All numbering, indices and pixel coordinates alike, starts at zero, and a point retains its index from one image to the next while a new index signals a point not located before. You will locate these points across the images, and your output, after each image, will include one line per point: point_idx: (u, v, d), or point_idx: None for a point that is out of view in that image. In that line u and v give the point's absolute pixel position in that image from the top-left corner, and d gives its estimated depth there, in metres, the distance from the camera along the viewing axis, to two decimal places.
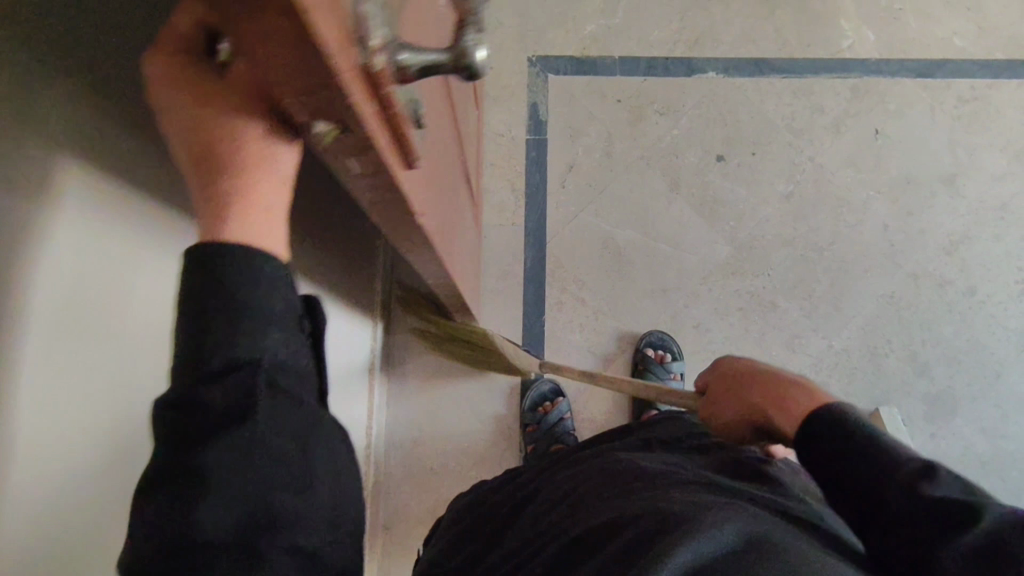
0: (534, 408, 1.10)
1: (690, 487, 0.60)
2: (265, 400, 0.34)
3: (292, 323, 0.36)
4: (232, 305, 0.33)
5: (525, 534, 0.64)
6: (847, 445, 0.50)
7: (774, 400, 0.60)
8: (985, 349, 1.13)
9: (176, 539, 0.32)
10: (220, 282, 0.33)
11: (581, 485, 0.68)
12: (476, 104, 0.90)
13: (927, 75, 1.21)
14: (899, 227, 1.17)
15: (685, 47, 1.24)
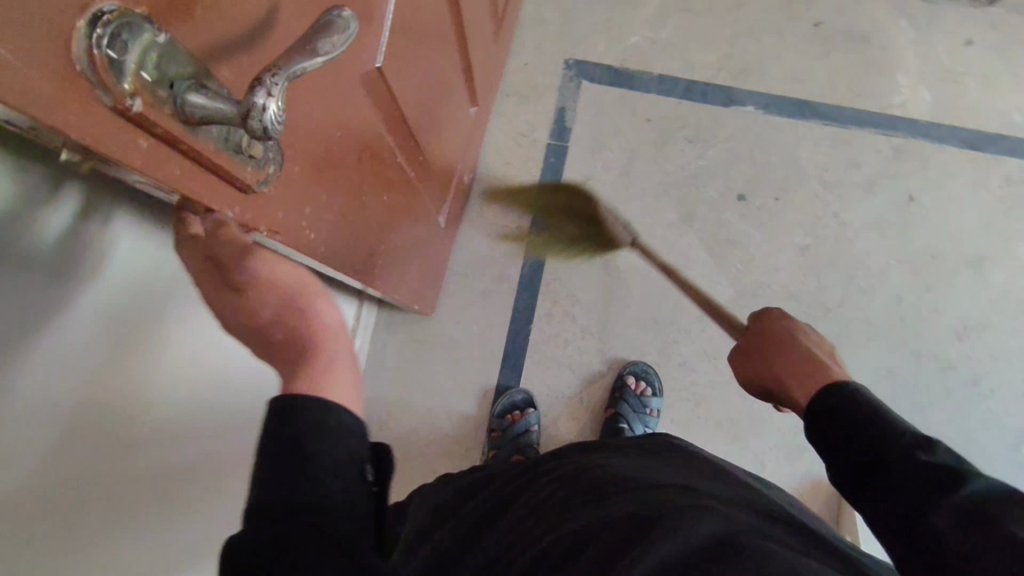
0: (502, 415, 1.09)
1: (664, 485, 0.60)
2: (325, 539, 0.37)
3: (355, 479, 0.41)
4: (317, 453, 0.39)
5: (500, 526, 0.62)
6: (851, 423, 0.51)
7: (800, 371, 0.58)
8: (975, 442, 1.08)
9: None
10: (302, 428, 0.40)
11: (555, 478, 0.67)
12: (458, 79, 0.84)
13: (977, 148, 1.15)
14: (913, 301, 1.12)
15: (728, 75, 1.19)
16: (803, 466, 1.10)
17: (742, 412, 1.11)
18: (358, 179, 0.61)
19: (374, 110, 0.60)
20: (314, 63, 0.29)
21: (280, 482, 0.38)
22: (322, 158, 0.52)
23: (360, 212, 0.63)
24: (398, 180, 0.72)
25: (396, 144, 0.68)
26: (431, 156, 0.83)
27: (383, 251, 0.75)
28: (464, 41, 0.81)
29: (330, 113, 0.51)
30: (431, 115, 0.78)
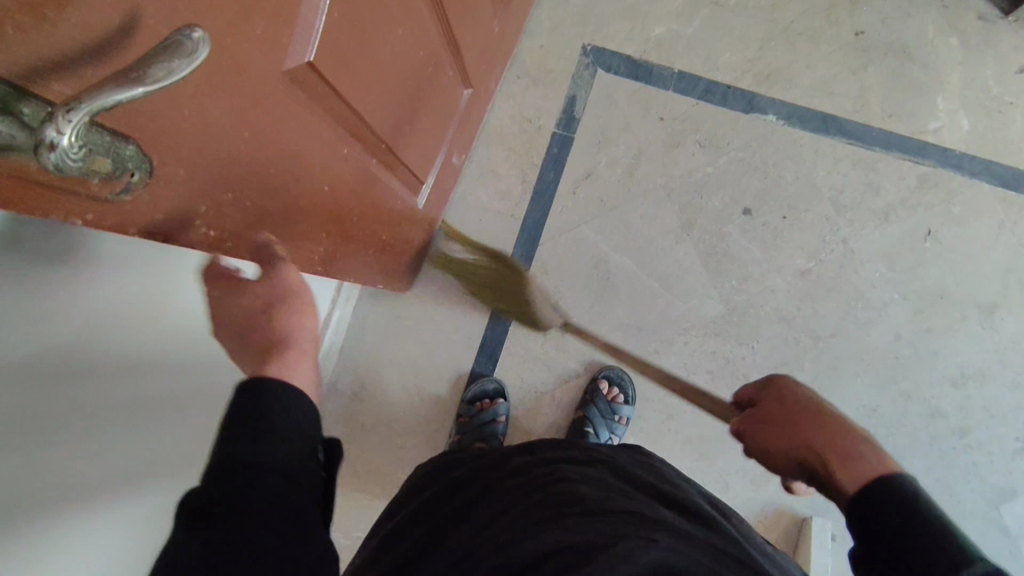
0: (471, 402, 1.09)
1: (622, 509, 0.56)
2: (265, 491, 0.40)
3: (306, 450, 0.44)
4: (272, 423, 0.43)
5: (454, 532, 0.59)
6: (908, 524, 0.41)
7: (838, 450, 0.48)
8: (953, 494, 1.05)
9: None
10: (260, 404, 0.43)
11: (517, 483, 0.64)
12: (441, 51, 0.81)
13: (1010, 187, 1.08)
14: (911, 341, 1.07)
15: (752, 79, 1.12)
16: (769, 494, 1.07)
17: (712, 432, 1.08)
18: (288, 172, 0.56)
19: (312, 103, 0.54)
20: (145, 90, 0.28)
21: (236, 449, 0.41)
22: (233, 152, 0.46)
23: (285, 201, 0.58)
24: (345, 168, 0.68)
25: (343, 132, 0.63)
26: (401, 141, 0.80)
27: (322, 235, 0.71)
28: (448, 19, 0.78)
29: (248, 110, 0.45)
30: (397, 102, 0.74)
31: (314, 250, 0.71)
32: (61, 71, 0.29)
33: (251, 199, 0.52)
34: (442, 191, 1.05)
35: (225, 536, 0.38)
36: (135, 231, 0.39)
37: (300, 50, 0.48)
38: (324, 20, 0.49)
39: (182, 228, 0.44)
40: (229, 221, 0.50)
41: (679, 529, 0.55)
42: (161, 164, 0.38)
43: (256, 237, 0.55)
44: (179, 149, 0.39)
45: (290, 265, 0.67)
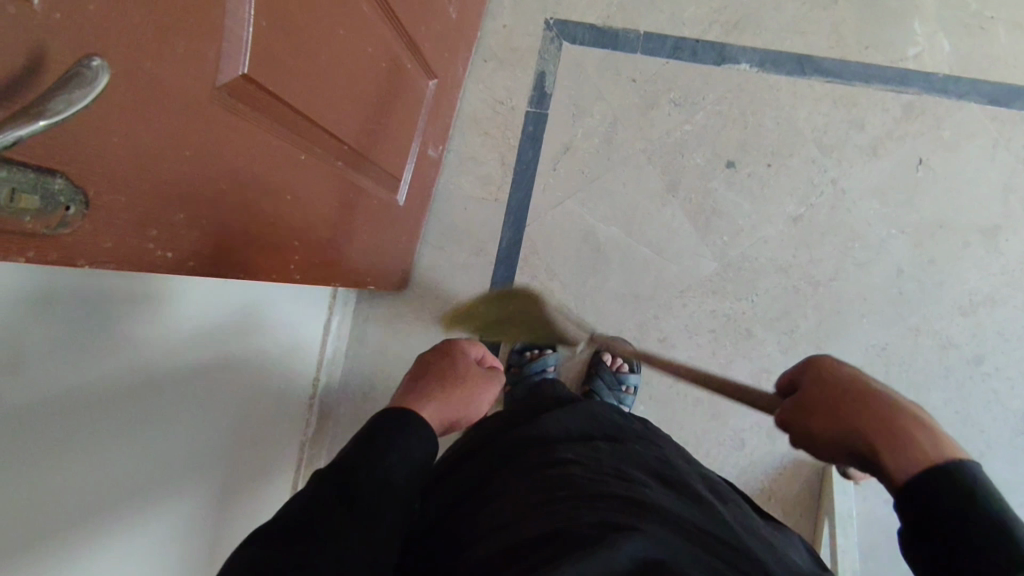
0: (523, 352, 1.10)
1: (613, 491, 0.58)
2: (373, 458, 0.61)
3: (419, 444, 0.66)
4: (394, 434, 0.65)
5: (458, 516, 0.62)
6: (971, 526, 0.41)
7: (898, 442, 0.46)
8: (974, 424, 1.03)
9: (310, 507, 0.56)
10: (390, 421, 0.66)
11: (513, 464, 0.66)
12: (395, 46, 0.80)
13: (1000, 104, 1.04)
14: (914, 275, 1.05)
15: (721, 30, 1.10)
16: (785, 446, 1.06)
17: (722, 390, 1.08)
18: (250, 192, 0.57)
19: (260, 123, 0.55)
20: (48, 122, 0.29)
21: (374, 443, 0.63)
22: (179, 182, 0.47)
23: (250, 218, 0.59)
24: (310, 174, 0.68)
25: (300, 139, 0.64)
26: (368, 140, 0.81)
27: (300, 244, 0.71)
28: (395, 13, 0.78)
29: (191, 133, 0.46)
30: (356, 102, 0.74)
31: (296, 260, 0.72)
32: None
33: (215, 221, 0.53)
34: (422, 185, 1.05)
35: (349, 487, 0.58)
36: (84, 261, 0.40)
37: (234, 64, 0.49)
38: (252, 30, 0.50)
39: (136, 257, 0.45)
40: (189, 248, 0.51)
41: (670, 512, 0.57)
42: (96, 195, 0.39)
43: (223, 259, 0.57)
44: (114, 182, 0.40)
45: (270, 279, 0.68)
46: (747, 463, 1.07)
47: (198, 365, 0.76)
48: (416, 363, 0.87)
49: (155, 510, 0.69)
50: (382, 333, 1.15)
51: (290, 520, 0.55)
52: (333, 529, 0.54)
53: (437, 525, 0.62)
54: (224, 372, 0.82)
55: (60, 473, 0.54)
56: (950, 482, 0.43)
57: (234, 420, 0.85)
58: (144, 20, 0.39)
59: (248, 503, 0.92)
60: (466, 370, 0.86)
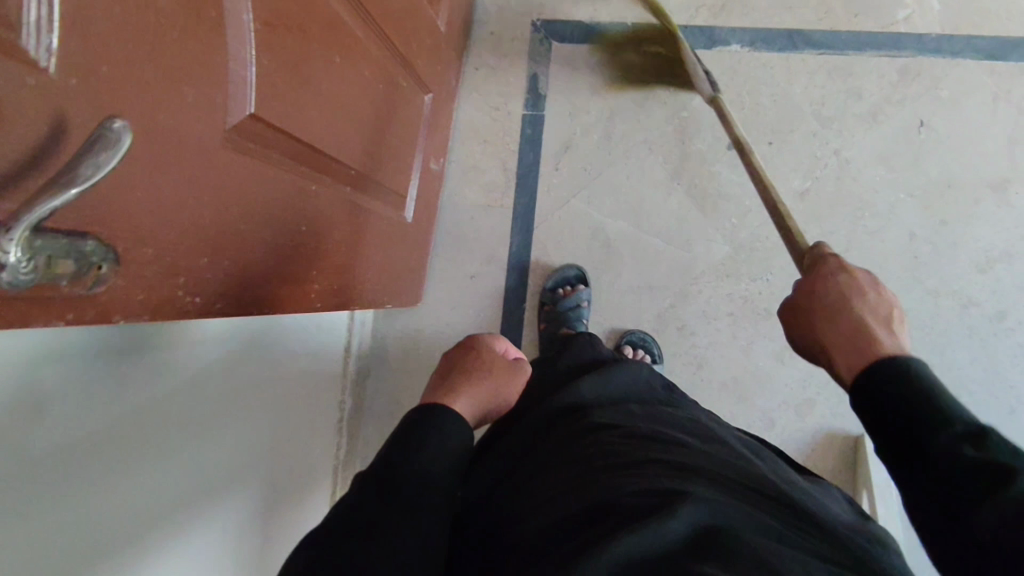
0: (554, 289, 1.09)
1: (651, 458, 0.59)
2: (410, 451, 0.61)
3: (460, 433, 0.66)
4: (429, 422, 0.65)
5: (500, 497, 0.63)
6: (899, 399, 0.46)
7: (850, 344, 0.52)
8: (1004, 380, 1.02)
9: (356, 513, 0.56)
10: (418, 416, 0.66)
11: (551, 440, 0.67)
12: (388, 64, 0.81)
13: (997, 57, 1.04)
14: (927, 238, 1.04)
15: (709, 13, 1.10)
16: (816, 421, 1.06)
17: (747, 372, 1.08)
18: (271, 213, 0.58)
19: (270, 146, 0.56)
20: (78, 188, 0.30)
21: (410, 439, 0.63)
22: (202, 218, 0.47)
23: (271, 245, 0.59)
24: (320, 203, 0.68)
25: (308, 168, 0.64)
26: (371, 161, 0.81)
27: (318, 272, 0.72)
28: (386, 34, 0.79)
29: (209, 164, 0.47)
30: (358, 125, 0.75)
31: (320, 276, 0.73)
32: (7, 189, 0.30)
33: (240, 248, 0.54)
34: (427, 198, 1.05)
35: (392, 486, 0.58)
36: (121, 319, 0.41)
37: (242, 105, 0.50)
38: (254, 69, 0.50)
39: (170, 302, 0.45)
40: (219, 278, 0.51)
41: (711, 475, 0.58)
42: (125, 249, 0.39)
43: (251, 286, 0.57)
44: (140, 232, 0.41)
45: (295, 306, 0.68)
46: (779, 441, 1.07)
47: (236, 400, 0.75)
48: (445, 364, 0.86)
49: (201, 547, 0.70)
50: (402, 352, 1.15)
51: (338, 528, 0.55)
52: (380, 527, 0.55)
53: (481, 511, 0.63)
54: (259, 400, 0.81)
55: (115, 505, 0.55)
56: (884, 371, 0.48)
57: (272, 445, 0.85)
58: (151, 73, 0.40)
59: (291, 529, 0.92)
60: (494, 365, 0.84)
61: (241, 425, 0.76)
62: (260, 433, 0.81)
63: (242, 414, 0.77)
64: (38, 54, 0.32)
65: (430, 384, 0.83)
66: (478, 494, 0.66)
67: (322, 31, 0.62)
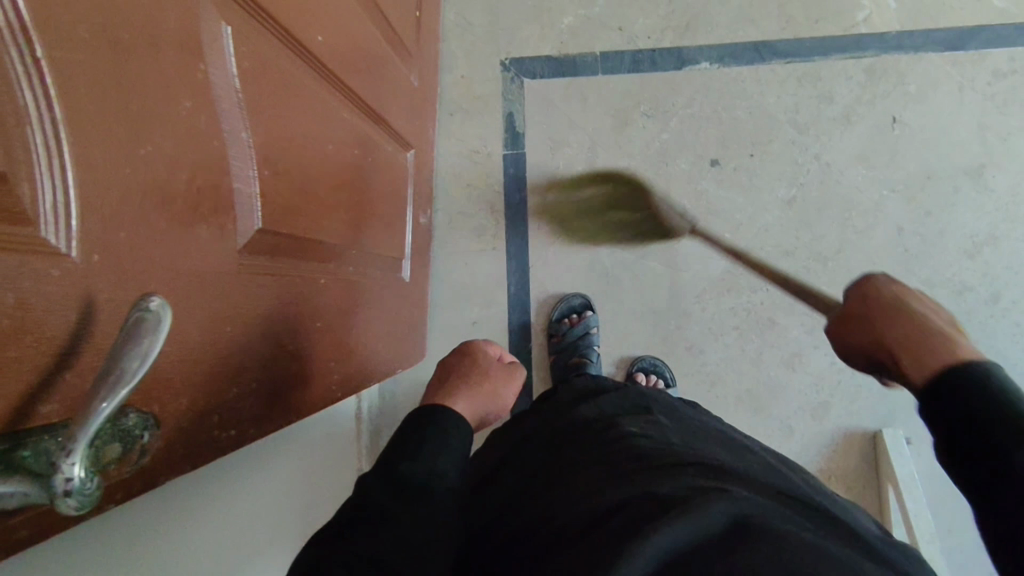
0: (561, 319, 1.09)
1: (682, 460, 0.57)
2: (408, 460, 0.59)
3: (460, 439, 0.65)
4: (430, 426, 0.65)
5: (524, 496, 0.60)
6: (991, 419, 0.40)
7: (924, 342, 0.47)
8: (1007, 359, 1.04)
9: (358, 511, 0.54)
10: (419, 415, 0.66)
11: (577, 444, 0.65)
12: (373, 132, 0.79)
13: (957, 47, 1.06)
14: (915, 230, 1.07)
15: (674, 34, 1.11)
16: (832, 422, 1.07)
17: (760, 383, 1.08)
18: (284, 302, 0.55)
19: (279, 222, 0.53)
20: (128, 385, 0.28)
21: (410, 446, 0.62)
22: (223, 310, 0.44)
23: (293, 348, 0.58)
24: (330, 295, 0.67)
25: (314, 264, 0.63)
26: (369, 233, 0.79)
27: (336, 362, 0.71)
28: (368, 107, 0.77)
29: (227, 259, 0.45)
30: (352, 202, 0.73)
31: (337, 353, 0.71)
32: (49, 395, 0.30)
33: (263, 333, 0.51)
34: (420, 253, 1.04)
35: (402, 490, 0.56)
36: (164, 477, 0.40)
37: (253, 219, 0.48)
38: (258, 184, 0.49)
39: (200, 411, 0.42)
40: (248, 379, 0.49)
41: (748, 480, 0.55)
42: (163, 407, 0.38)
43: (274, 375, 0.54)
44: (172, 364, 0.39)
45: (318, 392, 0.65)
46: (801, 448, 1.07)
47: (280, 512, 0.72)
48: (440, 368, 0.85)
49: None
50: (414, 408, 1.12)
51: (338, 527, 0.53)
52: (391, 518, 0.53)
53: (500, 514, 0.60)
54: (298, 502, 0.78)
55: None
56: (968, 377, 0.42)
57: (315, 514, 0.82)
58: (167, 223, 0.38)
59: None
60: (484, 369, 0.83)
61: (284, 533, 0.73)
62: (303, 504, 0.79)
63: (284, 486, 0.73)
64: (61, 243, 0.30)
65: (427, 390, 0.82)
66: (495, 499, 0.64)
67: (313, 119, 0.61)
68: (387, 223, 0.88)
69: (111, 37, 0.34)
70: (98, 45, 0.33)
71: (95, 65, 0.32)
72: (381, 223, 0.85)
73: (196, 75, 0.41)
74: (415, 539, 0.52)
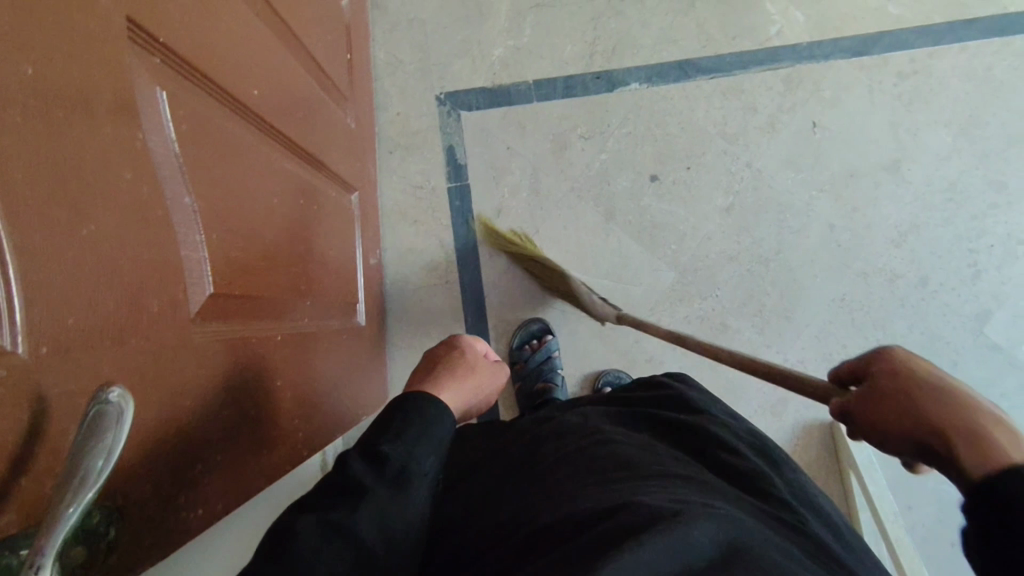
0: (522, 346, 1.10)
1: (667, 474, 0.56)
2: (389, 445, 0.55)
3: (446, 423, 0.61)
4: (411, 406, 0.60)
5: (504, 503, 0.58)
6: None
7: (971, 435, 0.39)
8: (942, 340, 1.11)
9: (337, 493, 0.52)
10: (400, 399, 0.61)
11: (561, 448, 0.63)
12: (314, 179, 0.78)
13: (864, 53, 1.14)
14: (845, 226, 1.12)
15: (602, 59, 1.14)
16: (792, 417, 1.11)
17: (719, 387, 1.11)
18: (236, 343, 0.52)
19: (227, 278, 0.51)
20: (95, 485, 0.26)
21: (390, 429, 0.58)
22: (177, 377, 0.42)
23: (255, 415, 0.56)
24: (287, 350, 0.65)
25: (267, 321, 0.60)
26: (320, 280, 0.78)
27: (299, 418, 0.68)
28: (307, 154, 0.75)
29: (178, 326, 0.43)
30: (301, 252, 0.71)
31: (299, 406, 0.68)
32: (6, 504, 0.28)
33: (219, 391, 0.49)
34: (373, 294, 1.03)
35: (383, 480, 0.53)
36: (136, 572, 0.38)
37: (202, 285, 0.46)
38: (205, 247, 0.47)
39: (159, 487, 0.40)
40: (212, 453, 0.48)
41: (729, 496, 0.55)
42: (125, 496, 0.36)
43: (237, 438, 0.52)
44: (131, 448, 0.37)
45: (283, 448, 0.63)
46: None
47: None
48: (423, 364, 0.82)
49: None
50: None
51: (318, 504, 0.51)
52: (369, 501, 0.51)
53: (479, 518, 0.58)
54: None
55: None
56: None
57: None
58: (119, 303, 0.37)
59: None
60: (474, 361, 0.81)
61: None
62: None
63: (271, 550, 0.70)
64: (4, 339, 0.28)
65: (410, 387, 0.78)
66: (473, 499, 0.62)
67: (256, 174, 0.59)
68: (338, 267, 0.86)
69: (46, 123, 0.32)
70: (32, 130, 0.31)
71: (30, 146, 0.31)
72: (331, 268, 0.83)
73: (134, 145, 0.40)
74: (394, 525, 0.51)
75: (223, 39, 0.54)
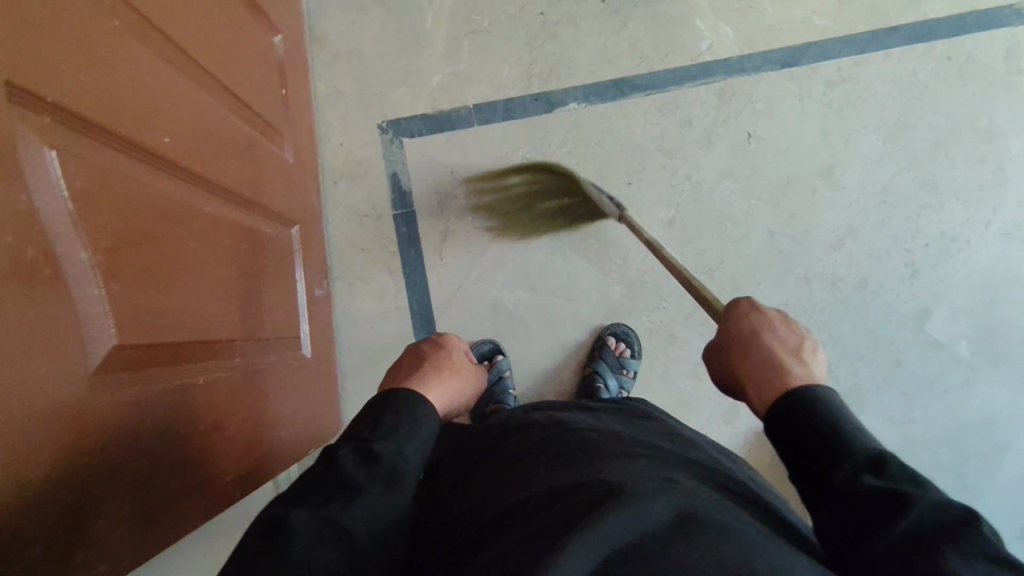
0: None
1: (627, 453, 0.57)
2: (380, 442, 0.62)
3: (429, 424, 0.67)
4: (397, 407, 0.66)
5: (468, 492, 0.59)
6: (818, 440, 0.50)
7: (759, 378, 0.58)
8: (886, 339, 1.14)
9: (327, 476, 0.57)
10: (387, 396, 0.68)
11: (524, 437, 0.64)
12: (246, 217, 0.79)
13: (793, 64, 1.16)
14: (784, 233, 1.15)
15: (539, 81, 1.16)
16: (743, 423, 1.13)
17: (670, 397, 1.14)
18: (147, 376, 0.53)
19: (135, 322, 0.51)
20: None
21: (380, 428, 0.64)
22: (71, 418, 0.43)
23: (173, 454, 0.56)
24: (218, 387, 0.65)
25: (191, 361, 0.60)
26: (257, 314, 0.78)
27: (232, 454, 0.68)
28: (235, 193, 0.76)
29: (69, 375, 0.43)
30: (233, 289, 0.72)
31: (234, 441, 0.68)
32: None
33: (127, 428, 0.49)
34: (321, 326, 1.03)
35: (370, 471, 0.58)
36: None
37: (104, 334, 0.47)
38: (106, 296, 0.48)
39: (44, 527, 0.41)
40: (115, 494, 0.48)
41: (685, 468, 0.56)
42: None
43: (152, 475, 0.53)
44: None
45: (211, 484, 0.63)
46: None
47: None
48: (401, 359, 0.83)
49: None
50: None
51: (309, 486, 0.56)
52: (355, 487, 0.56)
53: (444, 512, 0.59)
54: None
55: None
56: (800, 401, 0.53)
57: None
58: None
59: None
60: (456, 363, 0.83)
61: None
62: None
63: None
64: None
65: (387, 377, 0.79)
66: (439, 497, 0.63)
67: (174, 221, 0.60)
68: (279, 301, 0.87)
69: None
70: None
71: None
72: (269, 303, 0.83)
73: (19, 208, 0.40)
74: (384, 515, 0.56)
75: (127, 91, 0.55)
